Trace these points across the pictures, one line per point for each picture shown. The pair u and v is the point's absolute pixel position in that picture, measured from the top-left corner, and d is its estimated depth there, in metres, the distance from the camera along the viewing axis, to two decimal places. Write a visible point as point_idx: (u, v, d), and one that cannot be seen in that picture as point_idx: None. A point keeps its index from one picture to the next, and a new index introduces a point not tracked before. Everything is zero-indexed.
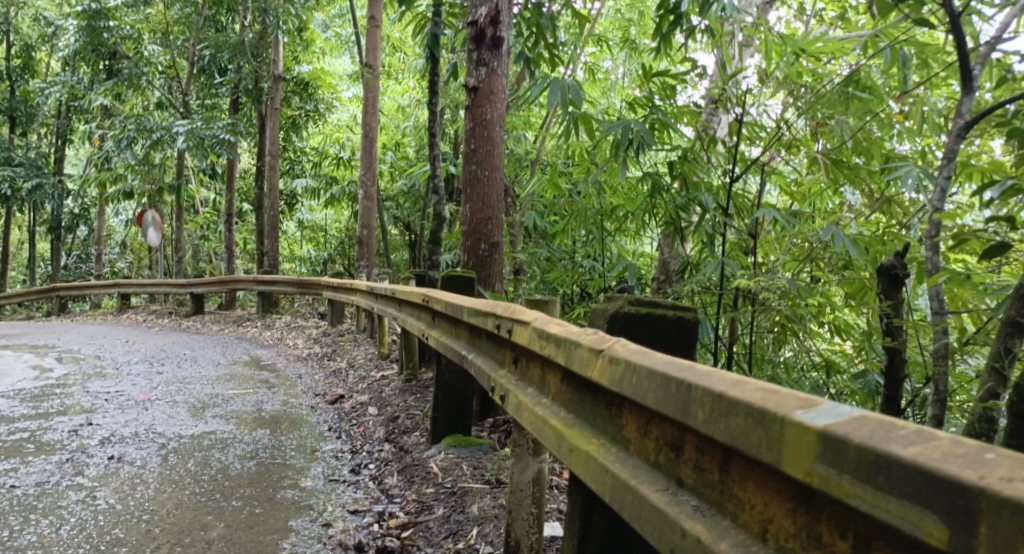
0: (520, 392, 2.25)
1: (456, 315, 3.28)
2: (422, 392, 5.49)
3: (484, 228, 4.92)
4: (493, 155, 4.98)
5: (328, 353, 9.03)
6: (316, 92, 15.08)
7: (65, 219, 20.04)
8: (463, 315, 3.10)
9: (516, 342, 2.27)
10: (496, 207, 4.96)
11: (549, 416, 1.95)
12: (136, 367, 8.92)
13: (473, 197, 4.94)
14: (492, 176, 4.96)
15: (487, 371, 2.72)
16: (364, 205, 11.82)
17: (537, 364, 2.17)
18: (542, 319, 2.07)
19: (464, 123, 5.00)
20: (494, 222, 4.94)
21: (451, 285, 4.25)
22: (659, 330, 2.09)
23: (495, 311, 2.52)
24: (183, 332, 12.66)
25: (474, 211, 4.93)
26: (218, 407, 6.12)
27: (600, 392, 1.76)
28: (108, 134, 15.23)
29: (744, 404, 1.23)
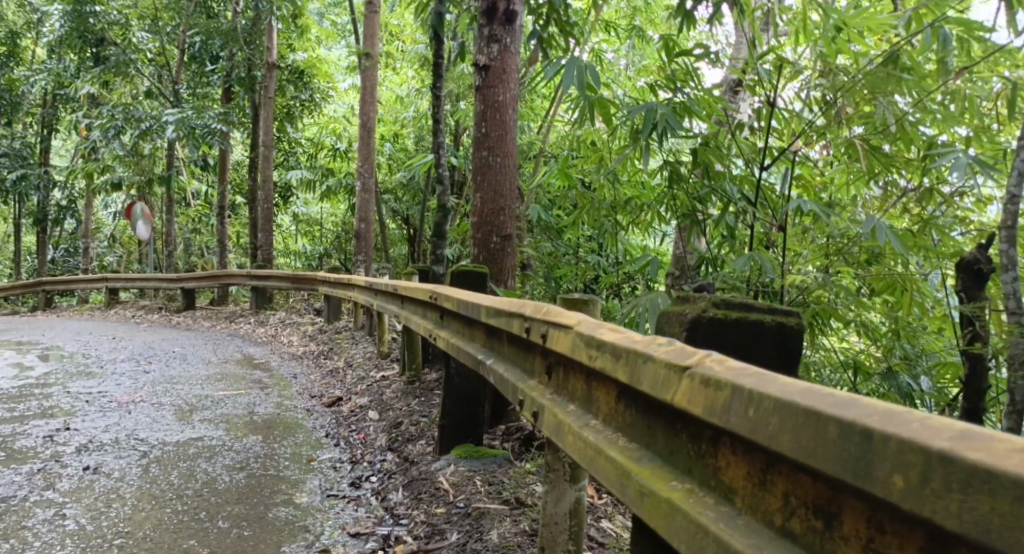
0: (557, 408, 1.94)
1: (471, 315, 2.91)
2: (427, 395, 5.15)
3: (496, 218, 4.55)
4: (505, 140, 4.61)
5: (324, 352, 8.68)
6: (311, 81, 14.72)
7: (52, 211, 19.60)
8: (480, 315, 2.73)
9: (551, 350, 1.95)
10: (508, 197, 4.59)
11: (606, 446, 1.66)
12: (121, 365, 8.55)
13: (484, 186, 4.58)
14: (505, 163, 4.59)
15: (508, 378, 2.39)
16: (362, 197, 11.46)
17: (582, 377, 1.85)
18: (594, 325, 1.74)
19: (474, 106, 4.64)
20: (506, 212, 4.57)
21: (460, 280, 3.87)
22: (758, 339, 1.82)
23: (523, 310, 2.16)
24: (173, 328, 12.29)
25: (486, 200, 4.57)
26: (205, 410, 5.76)
27: (687, 424, 1.44)
28: (96, 123, 14.83)
29: (1010, 479, 0.88)
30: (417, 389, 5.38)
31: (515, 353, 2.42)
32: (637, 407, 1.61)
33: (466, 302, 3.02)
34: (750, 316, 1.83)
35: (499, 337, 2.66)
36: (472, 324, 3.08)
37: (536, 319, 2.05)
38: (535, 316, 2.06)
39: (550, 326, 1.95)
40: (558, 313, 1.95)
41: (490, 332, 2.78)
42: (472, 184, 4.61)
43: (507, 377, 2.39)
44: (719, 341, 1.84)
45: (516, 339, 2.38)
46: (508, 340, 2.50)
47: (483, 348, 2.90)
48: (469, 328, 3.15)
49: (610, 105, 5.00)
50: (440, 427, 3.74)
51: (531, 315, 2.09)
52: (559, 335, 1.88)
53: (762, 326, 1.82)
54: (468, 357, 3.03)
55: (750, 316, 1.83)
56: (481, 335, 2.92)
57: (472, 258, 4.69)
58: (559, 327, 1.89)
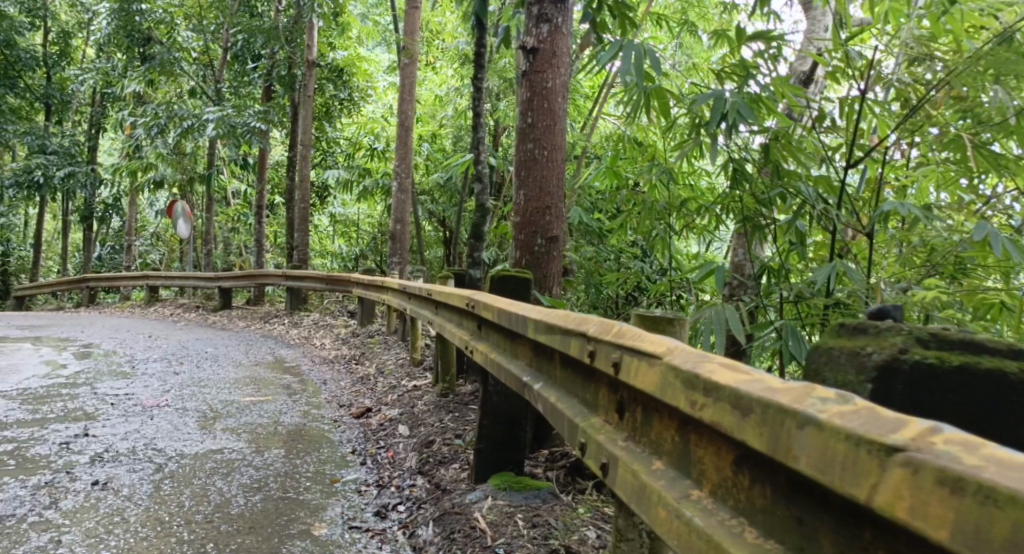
0: (638, 463, 1.54)
1: (515, 327, 2.49)
2: (462, 409, 4.77)
3: (541, 218, 4.12)
4: (554, 132, 4.20)
5: (356, 357, 8.35)
6: (350, 80, 14.49)
7: (97, 208, 19.67)
8: (526, 328, 2.33)
9: (628, 383, 1.54)
10: (555, 195, 4.17)
11: (730, 542, 1.26)
12: (152, 365, 8.31)
13: (529, 183, 4.17)
14: (553, 158, 4.18)
15: (558, 407, 1.99)
16: (399, 198, 11.16)
17: (678, 429, 1.45)
18: (710, 366, 1.34)
19: (519, 93, 4.24)
20: (553, 211, 4.15)
21: (501, 285, 3.42)
22: (1001, 395, 1.60)
23: (587, 330, 1.74)
24: (208, 328, 12.10)
25: (529, 197, 4.16)
26: (229, 418, 5.43)
27: (890, 540, 1.03)
28: (139, 121, 14.74)
29: None
30: (450, 402, 5.00)
31: (567, 376, 2.01)
32: (779, 491, 1.21)
33: (510, 312, 2.61)
34: (983, 368, 1.61)
35: (545, 352, 2.26)
36: (516, 338, 2.66)
37: (608, 343, 1.63)
38: (607, 339, 1.63)
39: (631, 356, 1.53)
40: (644, 338, 1.54)
41: (535, 346, 2.37)
42: (516, 180, 4.21)
43: (557, 407, 1.98)
44: (937, 395, 1.61)
45: (570, 359, 1.97)
46: (558, 359, 2.10)
47: (527, 365, 2.49)
48: (513, 343, 2.73)
49: (668, 96, 4.56)
50: (476, 450, 3.35)
51: (599, 337, 1.68)
52: (649, 369, 1.47)
53: (1003, 379, 1.61)
54: (510, 378, 2.62)
55: (985, 367, 1.62)
56: (527, 349, 2.51)
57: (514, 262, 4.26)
58: (647, 361, 1.48)
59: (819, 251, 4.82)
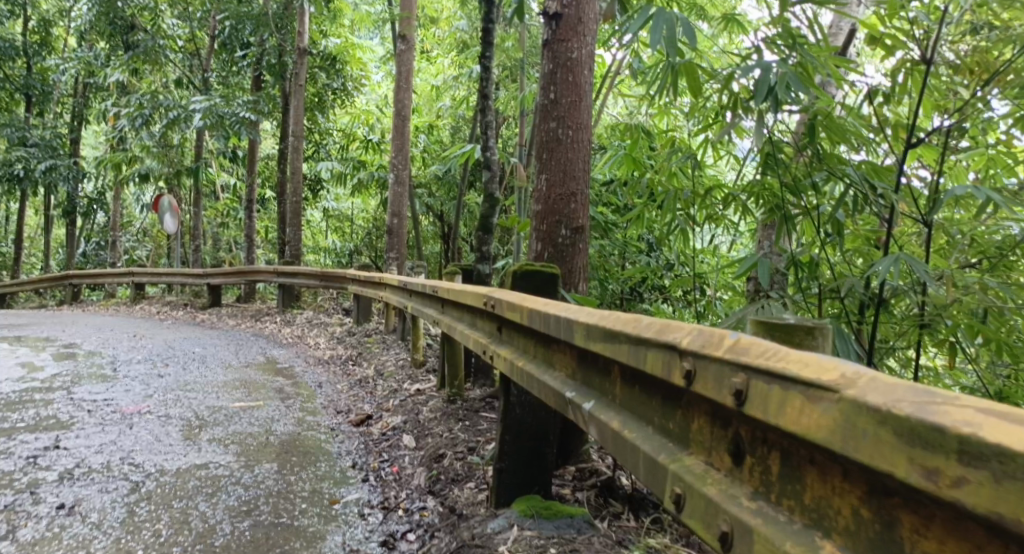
0: (796, 544, 1.18)
1: (555, 329, 2.08)
2: (473, 417, 4.37)
3: (565, 204, 3.70)
4: (578, 109, 3.79)
5: (352, 357, 7.92)
6: (344, 68, 14.07)
7: (81, 203, 19.07)
8: (566, 331, 1.96)
9: (771, 422, 1.20)
10: (581, 180, 3.75)
11: None
12: (135, 367, 7.85)
13: (551, 167, 3.75)
14: (577, 138, 3.77)
15: (630, 439, 1.61)
16: (396, 191, 10.73)
17: (871, 501, 1.09)
18: (961, 414, 0.97)
19: (541, 66, 3.83)
20: (578, 197, 3.73)
21: (524, 283, 2.99)
22: None
23: (685, 344, 1.39)
24: (196, 326, 11.63)
25: (551, 181, 3.74)
26: (216, 427, 4.99)
27: None
28: (123, 111, 14.22)
29: None
30: (459, 409, 4.59)
31: (639, 397, 1.64)
32: None
33: (541, 312, 2.22)
34: None
35: (594, 361, 1.88)
36: (549, 342, 2.29)
37: (740, 366, 1.27)
38: (738, 360, 1.27)
39: (786, 388, 1.18)
40: (805, 364, 1.18)
41: (576, 354, 2.00)
42: (537, 163, 3.80)
43: (625, 436, 1.63)
44: None
45: (646, 377, 1.59)
46: (620, 375, 1.72)
47: (564, 377, 2.12)
48: (544, 349, 2.36)
49: (698, 72, 4.12)
50: (496, 470, 2.94)
51: (721, 357, 1.31)
52: (828, 410, 1.11)
53: None
54: (542, 391, 2.24)
55: None
56: (563, 356, 2.14)
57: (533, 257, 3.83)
58: (824, 399, 1.12)
59: (858, 243, 4.41)
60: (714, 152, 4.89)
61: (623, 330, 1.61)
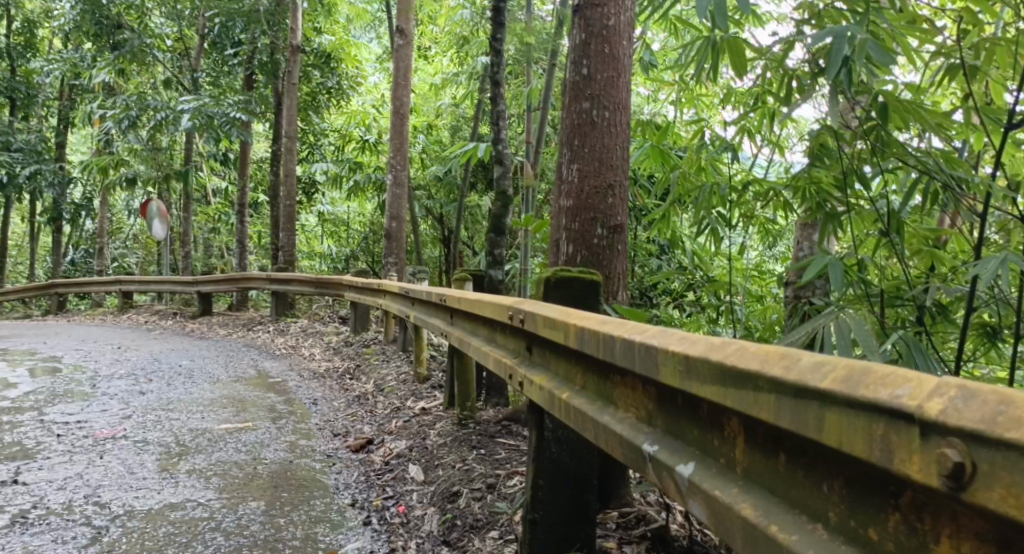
0: None
1: (622, 357, 1.55)
2: (489, 443, 3.85)
3: (599, 199, 3.18)
4: (617, 86, 3.29)
5: (351, 369, 7.40)
6: (339, 66, 13.55)
7: (67, 209, 18.43)
8: (649, 366, 1.43)
9: None
10: (619, 170, 3.24)
11: None
12: (116, 384, 7.28)
13: (583, 156, 3.24)
14: (616, 120, 3.27)
15: (791, 547, 1.11)
16: (392, 192, 10.19)
17: None
18: None
19: (573, 37, 3.34)
20: (615, 191, 3.21)
21: (557, 293, 2.48)
22: None
23: (975, 422, 0.87)
24: (186, 336, 11.07)
25: (583, 172, 3.22)
26: (198, 455, 4.44)
27: None
28: (108, 113, 13.61)
29: None
30: (471, 433, 4.07)
31: (793, 476, 1.14)
32: None
33: (596, 331, 1.71)
34: None
35: (695, 408, 1.38)
36: (604, 369, 1.78)
37: None
38: None
39: None
40: None
41: (656, 395, 1.49)
42: (567, 152, 3.28)
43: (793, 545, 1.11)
44: None
45: (821, 452, 1.09)
46: (748, 435, 1.23)
47: (633, 419, 1.62)
48: (594, 378, 1.86)
49: (743, 49, 3.58)
50: (528, 521, 2.43)
51: None
52: None
53: None
54: (598, 435, 1.74)
55: None
56: (629, 390, 1.63)
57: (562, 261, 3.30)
58: None
59: (916, 242, 3.92)
60: (753, 141, 4.38)
61: (784, 378, 1.10)
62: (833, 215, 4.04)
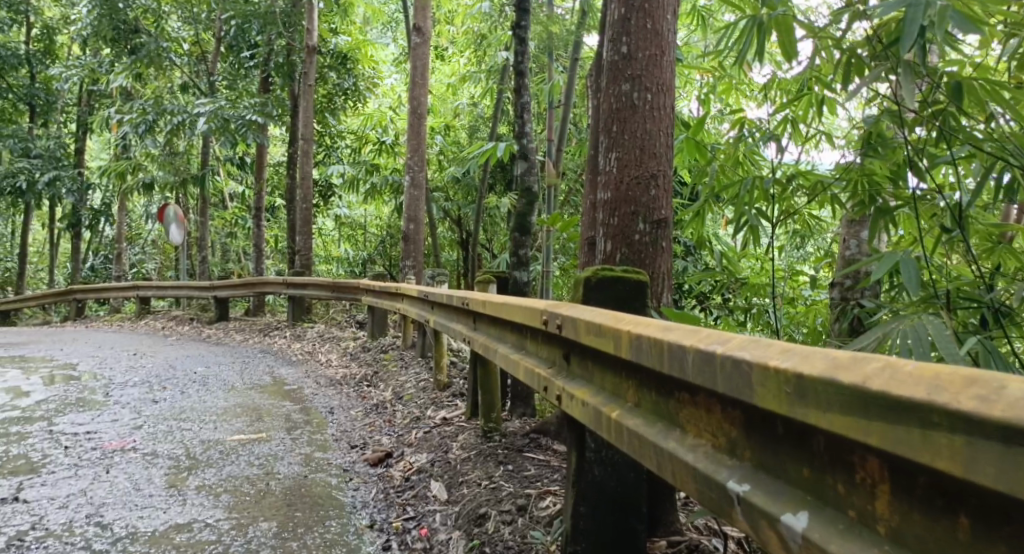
0: None
1: (700, 374, 1.27)
2: (516, 458, 3.58)
3: (642, 190, 2.90)
4: (661, 66, 3.01)
5: (369, 376, 7.16)
6: (355, 67, 13.35)
7: (86, 215, 18.35)
8: (749, 388, 1.16)
9: None
10: (664, 157, 2.95)
11: None
12: (130, 392, 7.07)
13: (624, 143, 2.96)
14: (659, 102, 2.99)
15: None
16: (409, 193, 9.93)
17: None
18: None
19: (613, 12, 3.06)
20: (660, 181, 2.93)
21: (598, 295, 2.20)
22: None
23: None
24: (203, 342, 10.87)
25: (623, 161, 2.94)
26: (208, 469, 4.19)
27: None
28: (125, 118, 13.46)
29: None
30: (496, 447, 3.80)
31: (980, 548, 0.87)
32: None
33: (659, 340, 1.42)
34: None
35: (810, 443, 1.11)
36: (666, 385, 1.50)
37: None
38: None
39: None
40: None
41: (746, 420, 1.24)
42: (606, 140, 3.01)
43: None
44: None
45: None
46: (901, 485, 0.97)
47: (710, 450, 1.34)
48: (651, 396, 1.58)
49: (795, 25, 3.28)
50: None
51: None
52: None
53: None
54: (663, 465, 1.46)
55: None
56: (706, 413, 1.36)
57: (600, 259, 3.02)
58: None
59: (983, 240, 3.60)
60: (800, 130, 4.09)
61: (983, 416, 0.84)
62: (885, 210, 3.75)
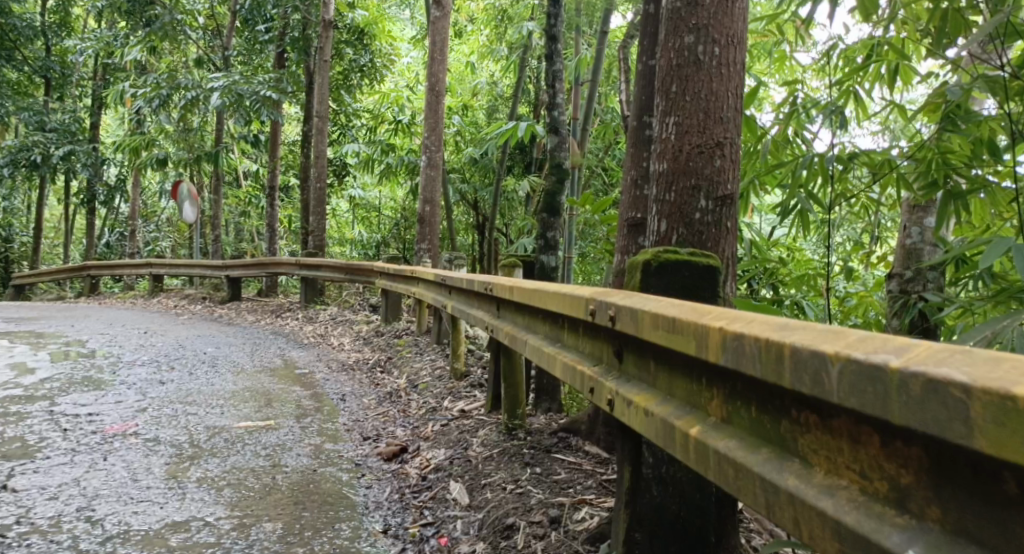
0: None
1: (865, 394, 0.94)
2: (544, 461, 3.25)
3: (704, 162, 2.53)
4: (731, 17, 2.60)
5: (382, 362, 6.87)
6: (372, 43, 13.02)
7: (100, 191, 18.15)
8: (965, 421, 0.82)
9: None
10: (731, 124, 2.57)
11: None
12: (137, 372, 6.80)
13: (685, 106, 2.58)
14: (728, 58, 2.59)
15: None
16: (426, 173, 9.60)
17: None
18: None
19: None
20: (724, 150, 2.55)
21: (659, 281, 1.87)
22: None
23: None
24: (213, 322, 10.62)
25: (683, 128, 2.56)
26: (211, 459, 3.89)
27: None
28: (139, 92, 13.16)
29: None
30: (521, 446, 3.47)
31: None
32: None
33: (782, 345, 1.08)
34: None
35: None
36: (781, 401, 1.16)
37: None
38: None
39: None
40: None
41: (933, 467, 0.90)
42: (663, 102, 2.64)
43: None
44: None
45: None
46: None
47: (860, 498, 1.00)
48: (755, 415, 1.24)
49: None
50: None
51: None
52: None
53: None
54: (775, 507, 1.14)
55: None
56: (852, 445, 1.01)
57: (651, 239, 2.67)
58: None
59: None
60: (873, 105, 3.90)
61: None
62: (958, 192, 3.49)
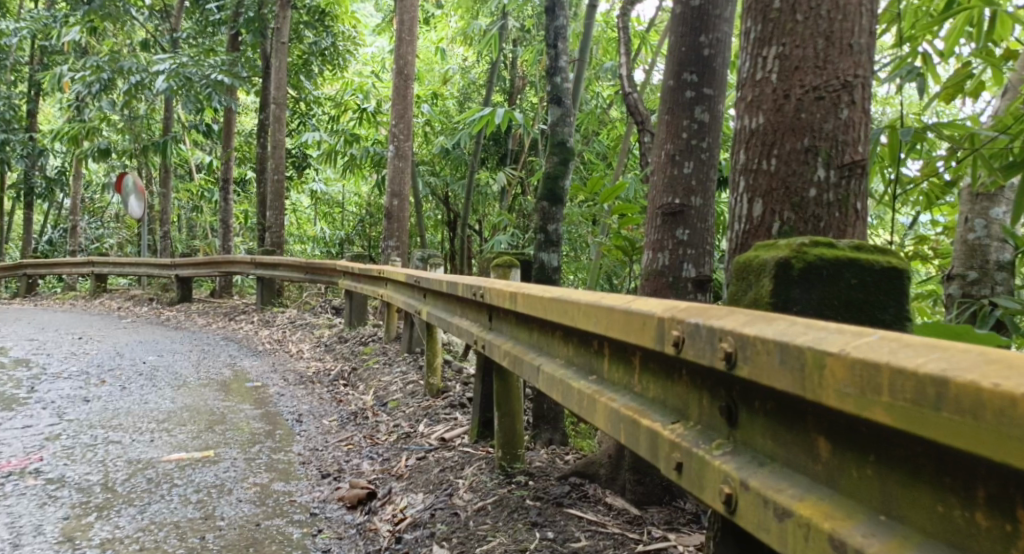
0: None
1: None
2: (556, 519, 2.51)
3: (824, 110, 2.00)
4: None
5: (346, 374, 6.07)
6: (334, 25, 12.15)
7: (39, 184, 16.92)
8: None
9: None
10: (861, 60, 2.02)
11: None
12: (59, 385, 5.92)
13: (796, 30, 2.05)
14: None
15: None
16: (393, 164, 8.79)
17: None
18: None
19: None
20: (853, 93, 2.01)
21: (804, 290, 1.29)
22: None
23: None
24: (158, 326, 9.69)
25: (792, 62, 2.05)
26: (127, 509, 3.10)
27: None
28: (77, 75, 12.14)
29: None
30: (523, 495, 2.72)
31: None
32: None
33: None
34: None
35: None
36: None
37: None
38: None
39: None
40: None
41: None
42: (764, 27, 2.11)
43: None
44: None
45: None
46: None
47: None
48: None
49: None
50: None
51: None
52: None
53: None
54: None
55: None
56: None
57: (742, 210, 2.14)
58: None
59: None
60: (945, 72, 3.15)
61: None
62: None
